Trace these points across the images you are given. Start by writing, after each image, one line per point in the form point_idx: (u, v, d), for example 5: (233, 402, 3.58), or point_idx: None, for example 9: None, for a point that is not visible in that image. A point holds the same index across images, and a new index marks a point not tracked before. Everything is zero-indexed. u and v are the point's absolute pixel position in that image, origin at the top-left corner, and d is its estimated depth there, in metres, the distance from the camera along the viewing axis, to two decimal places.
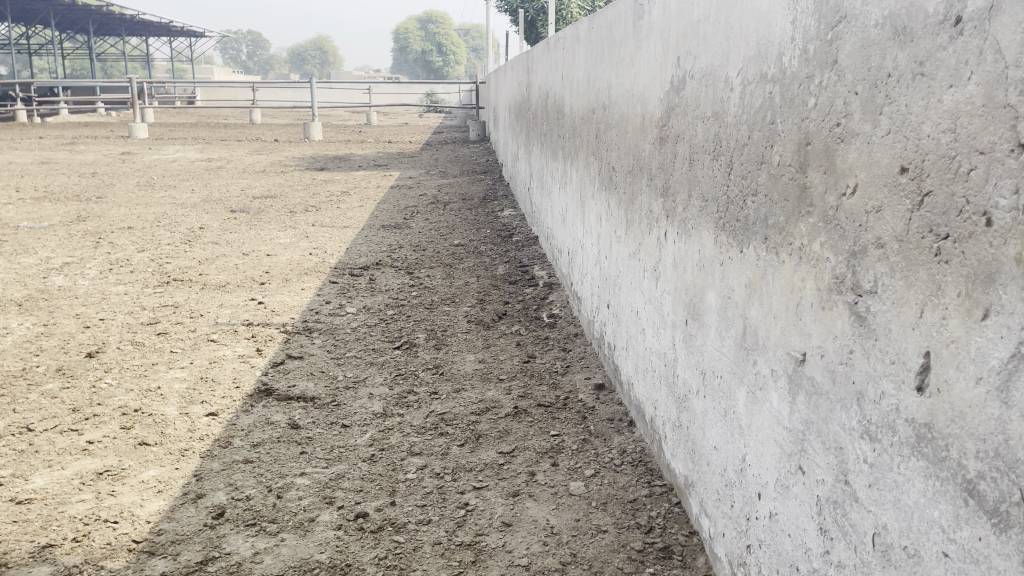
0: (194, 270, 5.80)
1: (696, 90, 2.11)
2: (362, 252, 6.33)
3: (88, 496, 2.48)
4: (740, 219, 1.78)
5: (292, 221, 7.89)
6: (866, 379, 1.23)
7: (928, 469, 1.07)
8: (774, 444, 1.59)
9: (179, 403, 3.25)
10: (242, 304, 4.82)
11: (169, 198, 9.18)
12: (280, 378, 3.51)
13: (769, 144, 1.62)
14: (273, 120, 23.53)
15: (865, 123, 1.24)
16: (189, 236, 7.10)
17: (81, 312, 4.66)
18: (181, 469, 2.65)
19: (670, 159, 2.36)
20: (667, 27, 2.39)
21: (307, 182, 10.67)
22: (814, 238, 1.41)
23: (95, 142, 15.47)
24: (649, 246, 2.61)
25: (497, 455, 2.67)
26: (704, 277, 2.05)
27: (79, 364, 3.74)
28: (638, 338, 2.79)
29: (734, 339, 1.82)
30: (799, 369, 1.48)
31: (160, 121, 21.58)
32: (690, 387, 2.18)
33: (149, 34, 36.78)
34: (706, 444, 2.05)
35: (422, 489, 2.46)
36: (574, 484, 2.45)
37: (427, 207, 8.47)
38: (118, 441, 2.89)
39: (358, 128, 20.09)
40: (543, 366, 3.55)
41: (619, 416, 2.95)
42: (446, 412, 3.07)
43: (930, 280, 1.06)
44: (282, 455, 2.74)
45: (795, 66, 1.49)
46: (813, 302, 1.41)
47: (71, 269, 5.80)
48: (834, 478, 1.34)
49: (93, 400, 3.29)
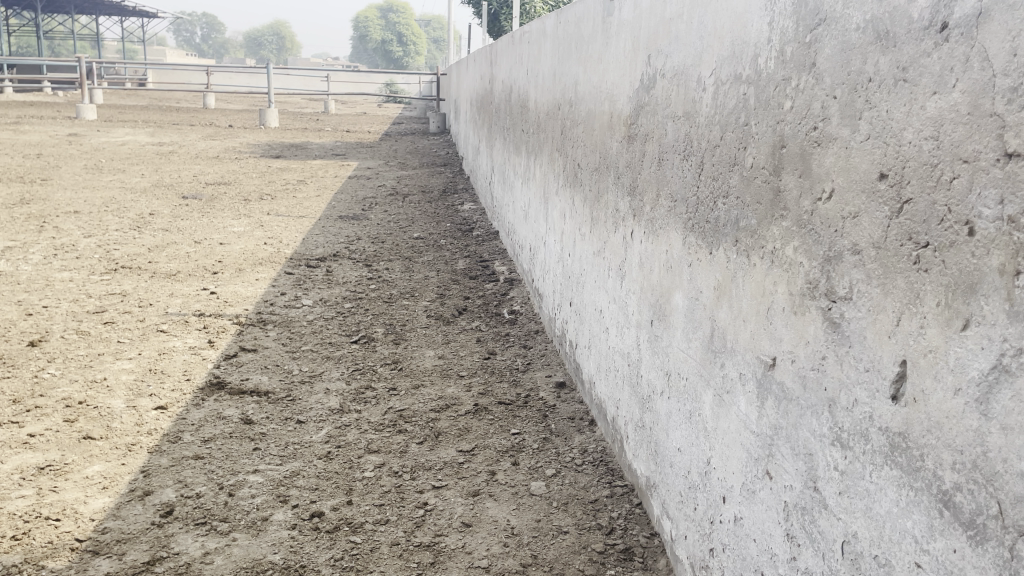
0: (144, 258, 5.63)
1: (667, 89, 2.09)
2: (319, 243, 6.22)
3: (28, 492, 2.37)
4: (710, 220, 1.77)
5: (246, 209, 7.72)
6: (838, 387, 1.22)
7: (902, 478, 1.06)
8: (741, 448, 1.58)
9: (127, 395, 3.13)
10: (193, 294, 4.69)
11: (118, 183, 8.92)
12: (233, 371, 3.42)
13: (742, 145, 1.61)
14: (228, 106, 23.10)
15: (843, 127, 1.22)
16: (139, 222, 6.90)
17: (23, 299, 4.49)
18: (128, 465, 2.55)
19: (639, 158, 2.34)
20: (638, 24, 2.37)
21: (262, 170, 10.46)
22: (787, 242, 1.40)
23: (40, 122, 14.96)
24: (615, 245, 2.59)
25: (457, 453, 2.63)
26: (671, 278, 2.03)
27: (20, 353, 3.59)
28: (601, 337, 2.77)
29: (701, 341, 1.81)
30: (768, 374, 1.46)
31: (110, 102, 21.01)
32: (654, 388, 2.16)
33: (100, 12, 35.70)
34: (670, 446, 2.03)
35: (380, 488, 2.40)
36: (535, 484, 2.42)
37: (386, 198, 8.38)
38: (61, 434, 2.77)
39: (315, 117, 19.81)
40: (503, 363, 3.52)
41: (579, 415, 2.93)
42: (405, 409, 3.01)
43: (908, 288, 1.05)
44: (234, 451, 2.66)
45: (771, 68, 1.47)
46: (785, 307, 1.40)
47: (14, 254, 5.59)
48: (803, 485, 1.33)
49: (34, 391, 3.16)
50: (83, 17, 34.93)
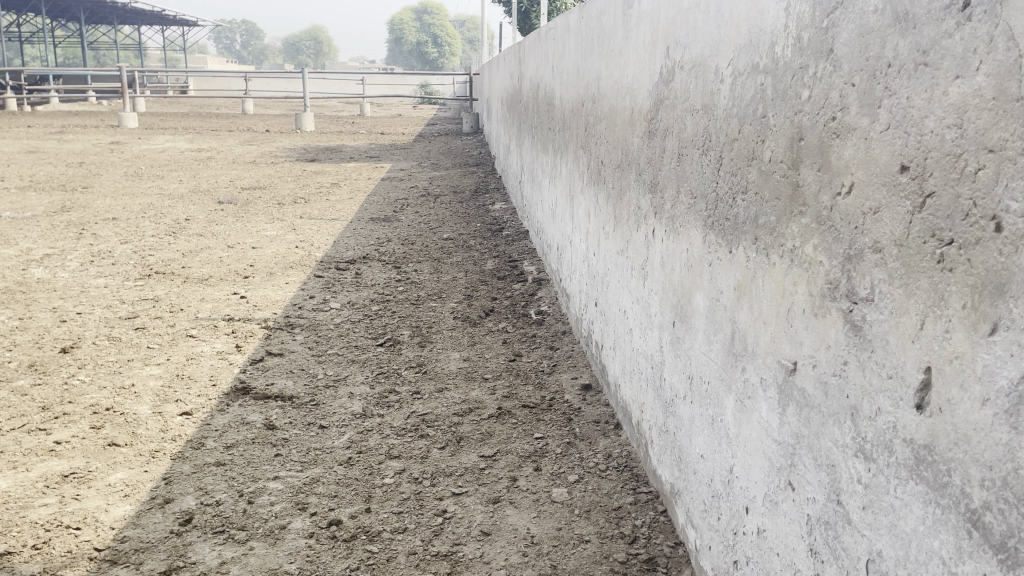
0: (178, 263, 5.68)
1: (685, 82, 2.01)
2: (349, 245, 6.22)
3: (51, 500, 2.38)
4: (729, 218, 1.69)
5: (280, 212, 7.77)
6: (861, 394, 1.14)
7: (928, 494, 0.98)
8: (763, 457, 1.51)
9: (154, 401, 3.15)
10: (223, 299, 4.71)
11: (156, 189, 9.06)
12: (259, 376, 3.42)
13: (761, 138, 1.53)
14: (265, 111, 23.37)
15: (862, 117, 1.14)
16: (175, 228, 6.99)
17: (58, 305, 4.55)
18: (150, 472, 2.55)
19: (659, 153, 2.26)
20: (657, 15, 2.29)
21: (297, 173, 10.54)
22: (807, 240, 1.32)
23: (83, 131, 15.29)
24: (637, 244, 2.52)
25: (478, 458, 2.59)
26: (692, 277, 1.96)
27: (53, 359, 3.64)
28: (625, 338, 2.70)
29: (722, 344, 1.74)
30: (790, 379, 1.39)
31: (151, 110, 21.42)
32: (677, 392, 2.09)
33: (142, 22, 36.42)
34: (693, 452, 1.96)
35: (399, 495, 2.37)
36: (557, 490, 2.36)
37: (418, 199, 8.37)
38: (87, 441, 2.79)
39: (351, 119, 19.95)
40: (528, 365, 3.47)
41: (605, 418, 2.86)
42: (428, 413, 2.97)
43: (932, 289, 0.97)
44: (255, 457, 2.65)
45: (788, 56, 1.39)
46: (805, 308, 1.32)
47: (52, 261, 5.69)
48: (826, 498, 1.25)
49: (63, 398, 3.18)
50: (125, 28, 35.79)
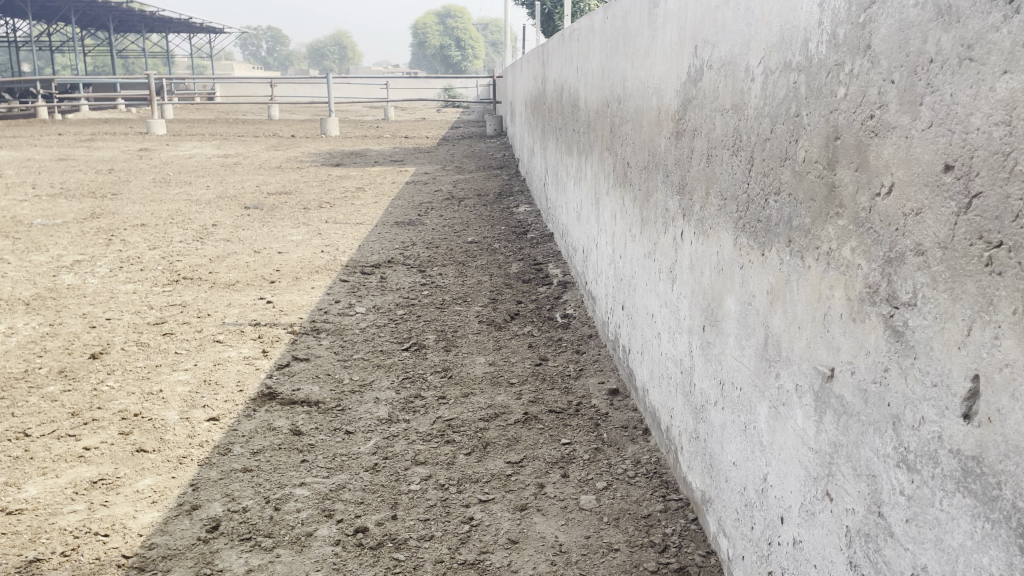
0: (205, 268, 5.73)
1: (714, 81, 1.97)
2: (374, 249, 6.23)
3: (79, 507, 2.39)
4: (762, 219, 1.65)
5: (305, 217, 7.81)
6: (903, 402, 1.10)
7: (975, 508, 0.94)
8: (799, 466, 1.46)
9: (181, 407, 3.16)
10: (250, 304, 4.73)
11: (184, 195, 9.16)
12: (285, 381, 3.42)
13: (794, 138, 1.49)
14: (290, 116, 23.59)
15: (903, 115, 1.10)
16: (202, 233, 7.05)
17: (88, 311, 4.60)
18: (178, 479, 2.55)
19: (687, 154, 2.22)
20: (684, 14, 2.25)
21: (322, 178, 10.59)
22: (844, 242, 1.27)
23: (113, 138, 15.52)
24: (665, 246, 2.48)
25: (505, 464, 2.56)
26: (723, 281, 1.92)
27: (83, 365, 3.67)
28: (653, 342, 2.66)
29: (755, 349, 1.69)
30: (827, 386, 1.35)
31: (179, 117, 21.69)
32: (707, 398, 2.05)
33: (170, 31, 36.88)
34: (725, 459, 1.92)
35: (425, 502, 2.34)
36: (585, 497, 2.33)
37: (442, 203, 8.37)
38: (115, 447, 2.80)
39: (375, 124, 20.05)
40: (555, 369, 3.44)
41: (633, 423, 2.82)
42: (454, 418, 2.95)
43: (980, 293, 0.93)
44: (282, 463, 2.64)
45: (823, 54, 1.35)
46: (843, 313, 1.28)
47: (82, 267, 5.76)
48: (866, 509, 1.21)
49: (92, 403, 3.21)
50: (153, 37, 36.31)
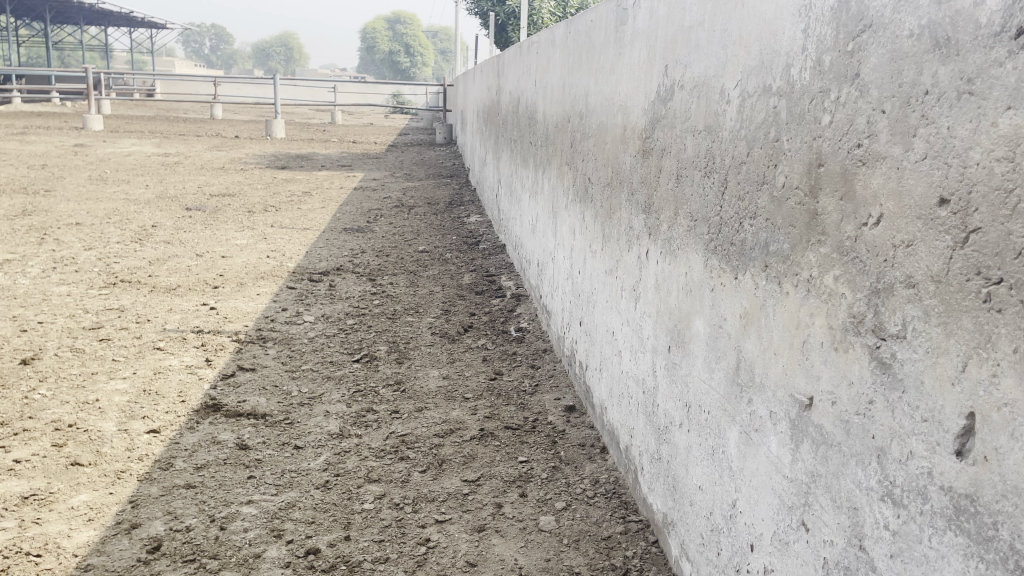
0: (144, 272, 5.51)
1: (686, 102, 1.97)
2: (322, 256, 6.10)
3: (9, 524, 2.24)
4: (735, 243, 1.64)
5: (250, 221, 7.62)
6: (889, 436, 1.09)
7: (968, 547, 0.93)
8: (772, 494, 1.45)
9: (119, 418, 3.01)
10: (192, 310, 4.57)
11: (122, 194, 8.85)
12: (230, 393, 3.29)
13: (773, 162, 1.47)
14: (233, 116, 23.14)
15: (894, 145, 1.09)
16: (141, 234, 6.80)
17: (18, 314, 4.37)
18: (116, 495, 2.42)
19: (655, 173, 2.21)
20: (653, 33, 2.25)
21: (267, 181, 10.36)
22: (827, 270, 1.26)
23: (47, 132, 14.97)
24: (628, 264, 2.47)
25: (461, 483, 2.50)
26: (691, 302, 1.91)
27: (12, 371, 3.48)
28: (613, 360, 2.64)
29: (725, 373, 1.68)
30: (804, 415, 1.33)
31: (119, 112, 21.07)
32: (671, 419, 2.03)
33: (109, 23, 35.75)
34: (689, 483, 1.90)
35: (380, 522, 2.27)
36: (544, 518, 2.29)
37: (392, 211, 8.26)
38: (48, 460, 2.65)
39: (323, 127, 19.77)
40: (510, 384, 3.39)
41: (590, 441, 2.80)
42: (407, 434, 2.88)
43: (977, 330, 0.93)
44: (227, 479, 2.53)
45: (806, 80, 1.35)
46: (823, 342, 1.27)
47: (13, 267, 5.49)
48: (846, 541, 1.20)
49: (23, 413, 3.03)
50: (93, 29, 35.32)
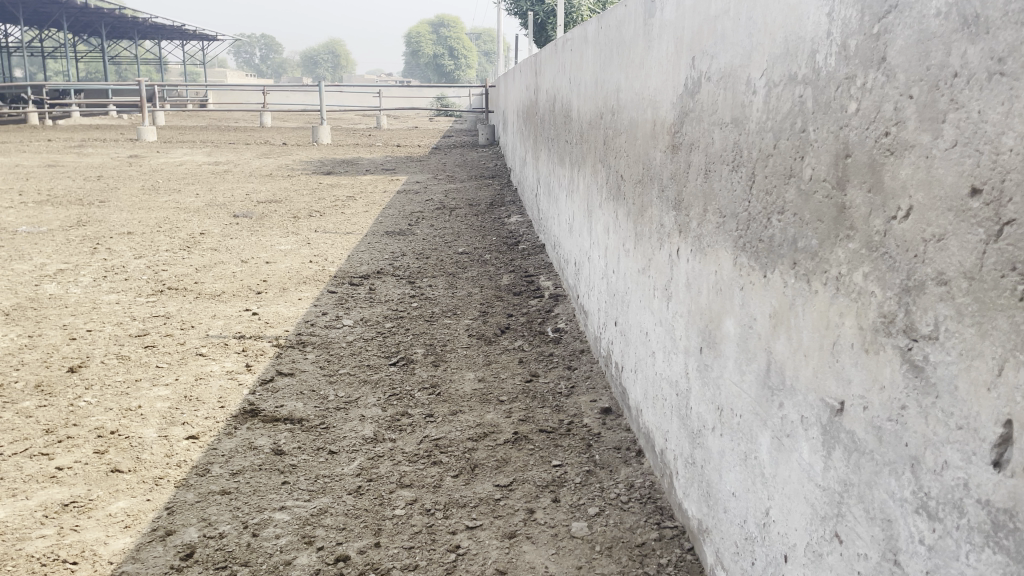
0: (190, 278, 5.61)
1: (713, 93, 1.90)
2: (363, 259, 6.14)
3: (48, 532, 2.28)
4: (764, 239, 1.57)
5: (294, 226, 7.71)
6: (923, 443, 1.02)
7: (1008, 566, 0.86)
8: (804, 502, 1.38)
9: (159, 424, 3.05)
10: (235, 316, 4.62)
11: (172, 202, 9.04)
12: (268, 398, 3.31)
13: (800, 154, 1.40)
14: (281, 123, 23.55)
15: (922, 132, 1.02)
16: (189, 242, 6.93)
17: (68, 323, 4.48)
18: (153, 501, 2.45)
19: (684, 169, 2.14)
20: (681, 24, 2.18)
21: (312, 186, 10.49)
22: (855, 267, 1.19)
23: (103, 144, 15.42)
24: (660, 263, 2.41)
25: (494, 488, 2.47)
26: (721, 301, 1.84)
27: (60, 379, 3.56)
28: (647, 361, 2.58)
29: (756, 375, 1.61)
30: (835, 420, 1.26)
31: (171, 124, 21.58)
32: (704, 422, 1.97)
33: (162, 37, 36.69)
34: (723, 489, 1.83)
35: (410, 528, 2.25)
36: (577, 524, 2.24)
37: (433, 212, 8.28)
38: (89, 467, 2.69)
39: (368, 131, 19.97)
40: (546, 386, 3.35)
41: (627, 444, 2.74)
42: (441, 437, 2.86)
43: (1013, 330, 0.86)
44: (262, 485, 2.54)
45: (832, 66, 1.27)
46: (854, 343, 1.20)
47: (65, 276, 5.63)
48: (880, 555, 1.13)
49: (68, 420, 3.09)
50: (146, 43, 36.31)
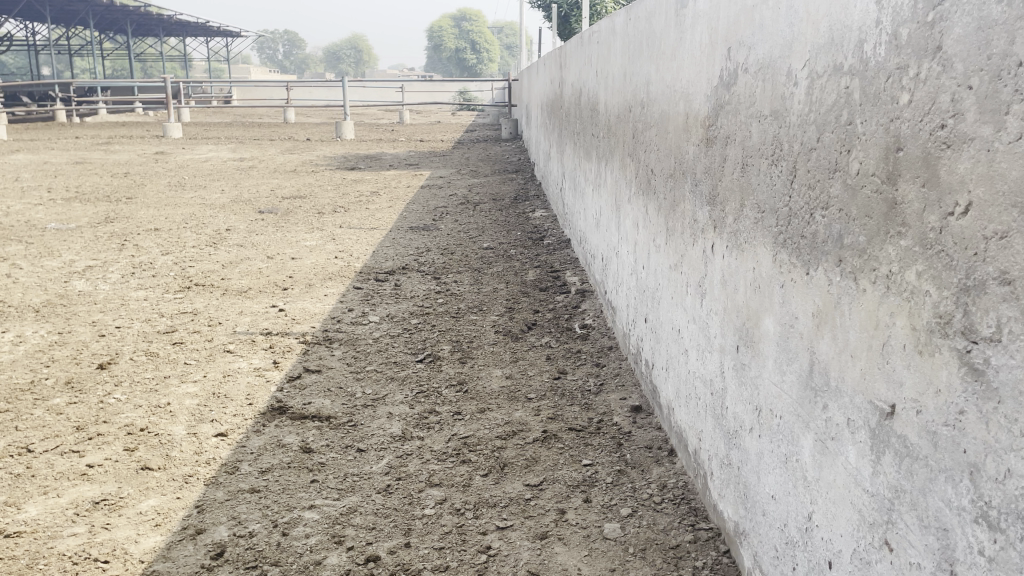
0: (217, 275, 5.64)
1: (750, 85, 1.85)
2: (388, 255, 6.13)
3: (80, 530, 2.29)
4: (806, 235, 1.52)
5: (319, 222, 7.72)
6: (983, 450, 0.97)
7: None
8: (850, 508, 1.33)
9: (188, 421, 3.05)
10: (262, 312, 4.63)
11: (198, 199, 9.10)
12: (296, 395, 3.30)
13: (845, 148, 1.36)
14: (305, 119, 23.67)
15: (983, 124, 0.97)
16: (215, 238, 6.97)
17: (98, 319, 4.51)
18: (183, 500, 2.45)
19: (719, 163, 2.10)
20: (715, 14, 2.13)
21: (336, 182, 10.52)
22: (907, 265, 1.14)
23: (130, 141, 15.58)
24: (693, 259, 2.36)
25: (524, 488, 2.44)
26: (759, 299, 1.79)
27: (90, 376, 3.58)
28: (679, 359, 2.54)
29: (798, 375, 1.57)
30: (885, 424, 1.21)
31: (197, 120, 21.75)
32: (741, 423, 1.92)
33: (187, 34, 36.95)
34: (762, 491, 1.79)
35: (440, 528, 2.23)
36: (609, 525, 2.20)
37: (458, 208, 8.26)
38: (119, 464, 2.70)
39: (391, 126, 20.00)
40: (574, 384, 3.31)
41: (658, 443, 2.70)
42: (470, 435, 2.84)
43: None
44: (290, 483, 2.53)
45: (881, 56, 1.23)
46: (906, 345, 1.15)
47: (94, 273, 5.68)
48: (935, 566, 1.08)
49: (99, 417, 3.11)
50: (171, 40, 36.67)
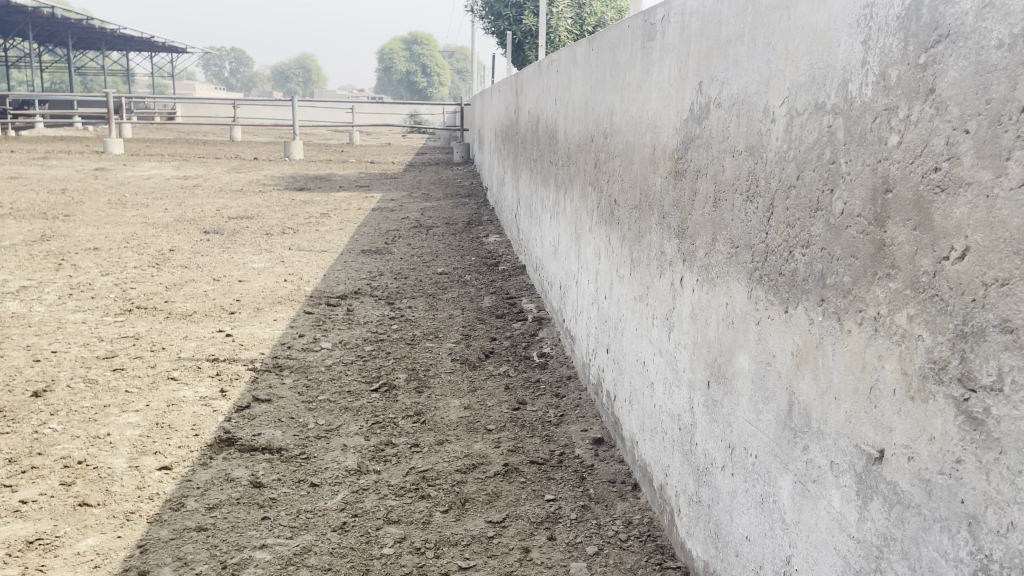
0: (160, 297, 5.44)
1: (723, 120, 1.84)
2: (340, 279, 6.01)
3: (11, 573, 2.14)
4: (785, 274, 1.50)
5: (267, 243, 7.56)
6: (983, 501, 0.95)
7: None
8: (834, 554, 1.31)
9: (130, 454, 2.90)
10: (208, 337, 4.47)
11: (140, 217, 8.83)
12: (245, 426, 3.17)
13: (828, 187, 1.34)
14: (251, 138, 23.33)
15: (981, 169, 0.97)
16: (158, 259, 6.75)
17: (32, 343, 4.29)
18: (124, 539, 2.31)
19: (688, 196, 2.09)
20: (685, 48, 2.13)
21: (285, 202, 10.34)
22: (898, 308, 1.13)
23: (69, 156, 15.13)
24: (660, 292, 2.34)
25: (486, 524, 2.37)
26: (733, 335, 1.77)
27: (24, 404, 3.39)
28: (644, 392, 2.51)
29: (775, 415, 1.54)
30: (873, 469, 1.19)
31: (138, 136, 21.22)
32: (712, 460, 1.89)
33: (131, 49, 36.26)
34: (735, 531, 1.75)
35: (399, 568, 2.14)
36: (575, 565, 2.15)
37: (410, 231, 8.18)
38: (55, 501, 2.54)
39: (340, 148, 19.81)
40: (534, 415, 3.26)
41: (621, 477, 2.66)
42: (428, 469, 2.76)
43: None
44: (240, 520, 2.41)
45: (868, 96, 1.22)
46: (896, 389, 1.13)
47: (29, 294, 5.43)
48: None
49: (32, 449, 2.93)
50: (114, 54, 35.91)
